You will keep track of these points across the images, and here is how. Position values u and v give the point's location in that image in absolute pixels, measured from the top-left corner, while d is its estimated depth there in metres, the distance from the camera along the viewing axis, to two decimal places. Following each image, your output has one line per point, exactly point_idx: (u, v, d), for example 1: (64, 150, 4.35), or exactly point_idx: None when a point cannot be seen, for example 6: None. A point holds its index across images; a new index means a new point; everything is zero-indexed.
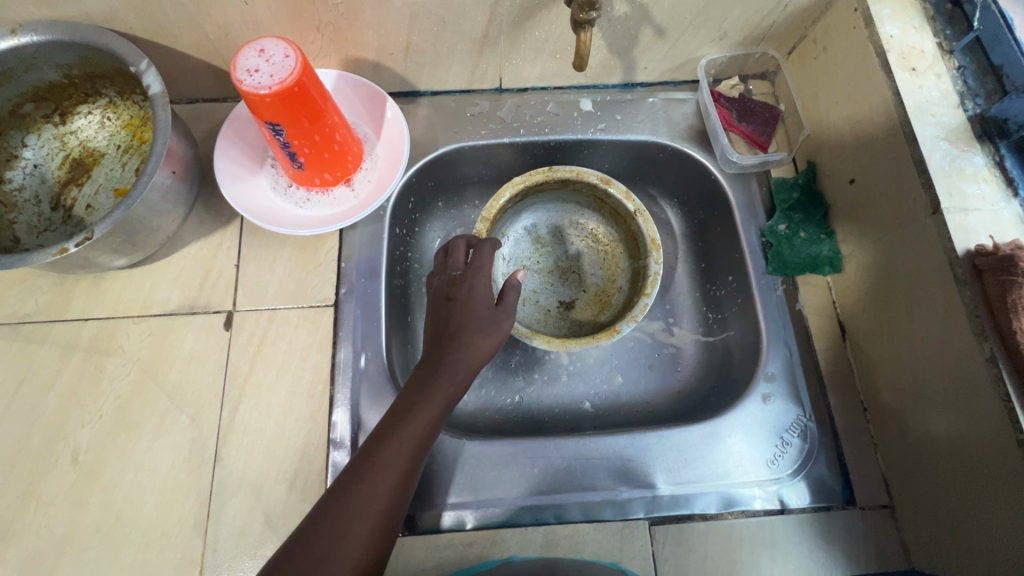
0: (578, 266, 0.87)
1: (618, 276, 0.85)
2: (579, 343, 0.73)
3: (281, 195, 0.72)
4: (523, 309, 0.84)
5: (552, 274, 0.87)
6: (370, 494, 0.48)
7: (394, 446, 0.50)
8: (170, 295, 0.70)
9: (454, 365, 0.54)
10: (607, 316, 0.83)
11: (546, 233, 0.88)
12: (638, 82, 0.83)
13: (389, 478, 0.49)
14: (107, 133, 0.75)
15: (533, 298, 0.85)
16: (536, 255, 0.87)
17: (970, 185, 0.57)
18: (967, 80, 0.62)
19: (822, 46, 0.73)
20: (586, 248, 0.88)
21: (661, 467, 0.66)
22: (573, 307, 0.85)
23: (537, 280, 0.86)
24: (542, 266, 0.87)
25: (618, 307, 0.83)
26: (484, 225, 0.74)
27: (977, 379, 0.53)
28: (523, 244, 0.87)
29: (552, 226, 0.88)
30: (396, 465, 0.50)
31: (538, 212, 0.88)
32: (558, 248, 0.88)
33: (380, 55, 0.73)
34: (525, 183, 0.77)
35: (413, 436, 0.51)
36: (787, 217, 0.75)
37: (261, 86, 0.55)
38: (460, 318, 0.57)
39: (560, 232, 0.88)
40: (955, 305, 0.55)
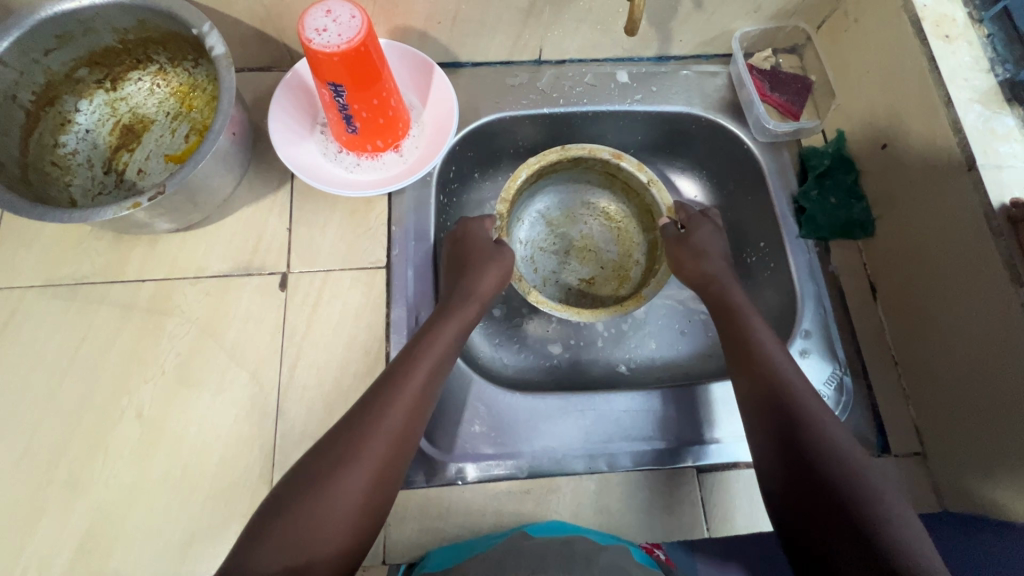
0: (592, 244, 0.90)
1: (633, 251, 0.88)
2: (609, 313, 0.75)
3: (332, 161, 0.74)
4: (545, 290, 0.86)
5: (569, 254, 0.89)
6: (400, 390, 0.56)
7: (416, 362, 0.59)
8: (225, 256, 0.71)
9: (464, 300, 0.66)
10: (627, 290, 0.86)
11: (558, 215, 0.90)
12: (671, 55, 0.86)
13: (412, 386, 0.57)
14: (156, 100, 0.76)
15: (553, 278, 0.88)
16: (551, 237, 0.89)
17: (1003, 144, 0.60)
18: (996, 47, 0.65)
19: (853, 18, 0.76)
20: (599, 226, 0.90)
21: (706, 418, 0.68)
22: (592, 284, 0.88)
23: (554, 261, 0.88)
24: (557, 247, 0.89)
25: (637, 280, 0.86)
26: (503, 208, 0.74)
27: (1015, 323, 0.56)
28: (538, 228, 0.89)
29: (564, 207, 0.90)
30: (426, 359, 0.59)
31: (549, 194, 0.89)
32: (572, 229, 0.90)
33: (428, 24, 0.75)
34: (540, 165, 0.77)
35: (436, 349, 0.60)
36: (819, 182, 0.78)
37: (331, 46, 0.57)
38: (467, 252, 0.70)
39: (572, 213, 0.90)
40: (995, 257, 0.58)
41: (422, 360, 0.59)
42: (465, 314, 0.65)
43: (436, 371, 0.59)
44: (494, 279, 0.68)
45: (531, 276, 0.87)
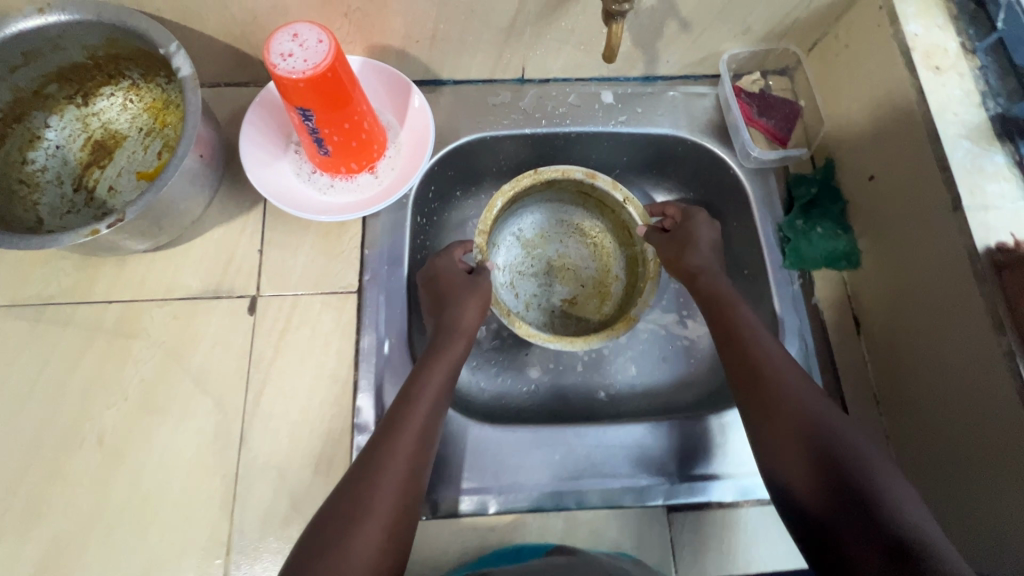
0: (569, 262, 0.88)
1: (611, 267, 0.87)
2: (600, 338, 0.74)
3: (305, 182, 0.72)
4: (528, 315, 0.84)
5: (548, 276, 0.87)
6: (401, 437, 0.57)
7: (406, 415, 0.58)
8: (194, 279, 0.70)
9: (446, 338, 0.65)
10: (611, 307, 0.85)
11: (533, 236, 0.88)
12: (659, 75, 0.83)
13: (409, 438, 0.57)
14: (129, 116, 0.74)
15: (535, 302, 0.86)
16: (528, 260, 0.87)
17: (990, 183, 0.58)
18: (989, 79, 0.63)
19: (845, 43, 0.73)
20: (575, 245, 0.88)
21: (678, 456, 0.67)
22: (574, 305, 0.86)
23: (534, 284, 0.86)
24: (535, 269, 0.87)
25: (619, 297, 0.85)
26: (483, 239, 0.73)
27: (995, 371, 0.54)
28: (514, 251, 0.87)
29: (538, 227, 0.88)
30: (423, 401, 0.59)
31: (523, 216, 0.87)
32: (548, 249, 0.88)
33: (406, 43, 0.73)
34: (515, 191, 0.77)
35: (430, 389, 0.61)
36: (805, 212, 0.76)
37: (295, 71, 0.56)
38: (447, 287, 0.69)
39: (547, 233, 0.88)
40: (976, 301, 0.56)
41: (418, 406, 0.59)
42: (449, 352, 0.64)
43: (431, 419, 0.59)
44: (475, 311, 0.68)
45: (513, 302, 0.85)
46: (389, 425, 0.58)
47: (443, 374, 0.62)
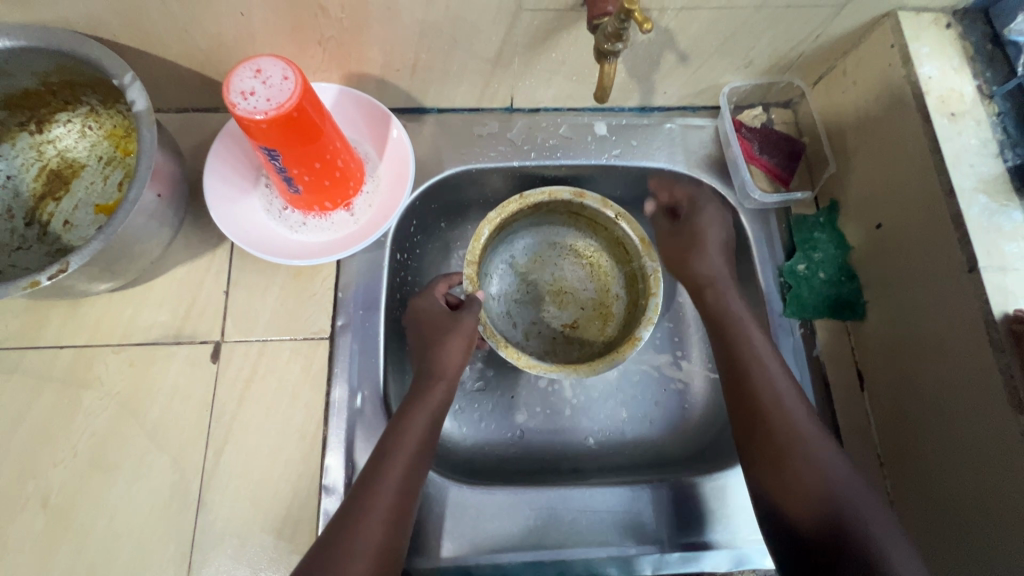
0: (566, 285, 0.81)
1: (610, 286, 0.80)
2: (606, 362, 0.68)
3: (275, 219, 0.68)
4: (528, 346, 0.77)
5: (545, 302, 0.80)
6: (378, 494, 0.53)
7: (383, 476, 0.54)
8: (153, 323, 0.65)
9: (426, 387, 0.61)
10: (615, 328, 0.78)
11: (526, 261, 0.81)
12: (655, 106, 0.79)
13: (385, 498, 0.53)
14: (87, 143, 0.70)
15: (534, 330, 0.78)
16: (522, 287, 0.80)
17: (1008, 243, 0.54)
18: (1008, 127, 0.59)
19: (852, 80, 0.69)
20: (571, 266, 0.81)
21: (669, 523, 0.64)
22: (577, 330, 0.79)
23: (531, 312, 0.79)
24: (531, 296, 0.80)
25: (622, 316, 0.78)
26: (473, 270, 0.67)
27: (1010, 450, 0.51)
28: (507, 280, 0.80)
29: (531, 252, 0.81)
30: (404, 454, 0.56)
31: (513, 242, 0.80)
32: (543, 273, 0.81)
33: (385, 71, 0.68)
34: (501, 217, 0.71)
35: (411, 440, 0.57)
36: (806, 256, 0.72)
37: (256, 112, 0.51)
38: (430, 327, 0.65)
39: (539, 258, 0.81)
40: (991, 372, 0.52)
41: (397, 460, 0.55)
42: (429, 401, 0.60)
43: (411, 472, 0.55)
44: (457, 353, 0.63)
45: (510, 333, 0.77)
46: (365, 490, 0.54)
47: (424, 424, 0.58)
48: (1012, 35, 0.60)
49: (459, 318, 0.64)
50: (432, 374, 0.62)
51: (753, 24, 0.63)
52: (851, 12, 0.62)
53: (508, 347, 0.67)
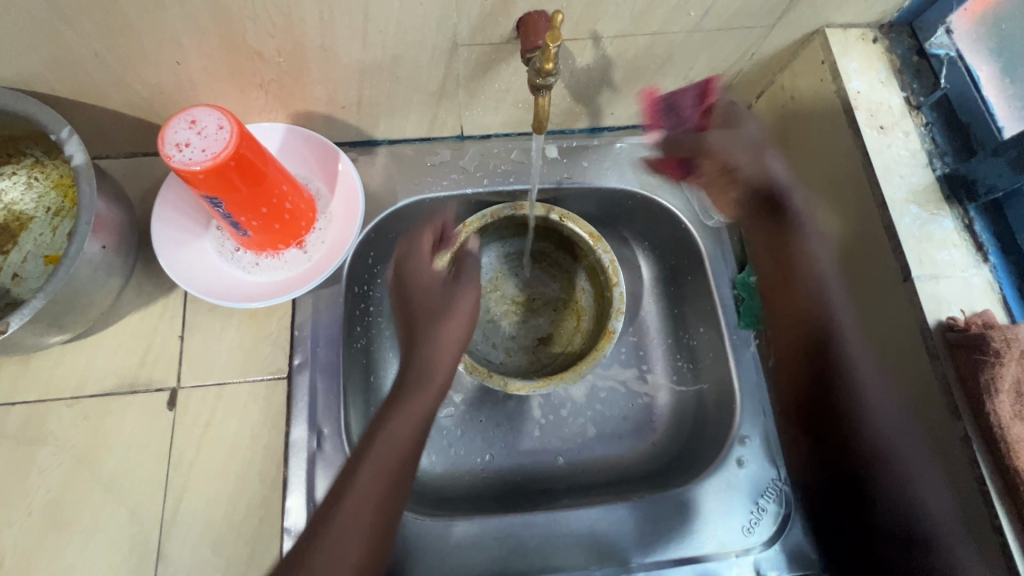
0: (532, 294, 0.81)
1: (574, 280, 0.80)
2: (589, 363, 0.69)
3: (228, 261, 0.68)
4: (513, 361, 0.78)
5: (517, 315, 0.80)
6: (354, 500, 0.53)
7: (356, 484, 0.54)
8: (107, 373, 0.65)
9: (414, 391, 0.60)
10: (590, 322, 0.78)
11: (488, 280, 0.81)
12: (605, 127, 0.80)
13: (366, 505, 0.53)
14: (34, 195, 0.69)
15: (514, 344, 0.79)
16: (491, 306, 0.80)
17: (940, 251, 0.56)
18: (936, 136, 0.61)
19: (790, 94, 0.71)
20: (532, 275, 0.82)
21: (635, 544, 0.65)
22: (556, 333, 0.79)
23: (507, 327, 0.79)
24: (502, 313, 0.80)
25: (593, 309, 0.78)
26: None
27: (953, 457, 0.53)
28: None
29: (490, 271, 0.81)
30: (387, 460, 0.55)
31: None
32: (509, 288, 0.81)
33: (331, 109, 0.69)
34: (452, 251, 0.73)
35: (400, 441, 0.57)
36: (758, 267, 0.73)
37: (193, 163, 0.51)
38: (421, 300, 0.66)
39: (499, 275, 0.81)
40: (930, 378, 0.54)
41: (369, 468, 0.55)
42: (422, 402, 0.60)
43: (390, 483, 0.55)
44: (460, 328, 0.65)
45: (493, 355, 0.77)
46: (338, 497, 0.54)
47: (410, 427, 0.58)
48: (934, 48, 0.63)
49: (452, 303, 0.66)
50: (442, 317, 0.65)
51: (688, 46, 0.64)
52: (781, 32, 0.64)
53: (492, 376, 0.69)
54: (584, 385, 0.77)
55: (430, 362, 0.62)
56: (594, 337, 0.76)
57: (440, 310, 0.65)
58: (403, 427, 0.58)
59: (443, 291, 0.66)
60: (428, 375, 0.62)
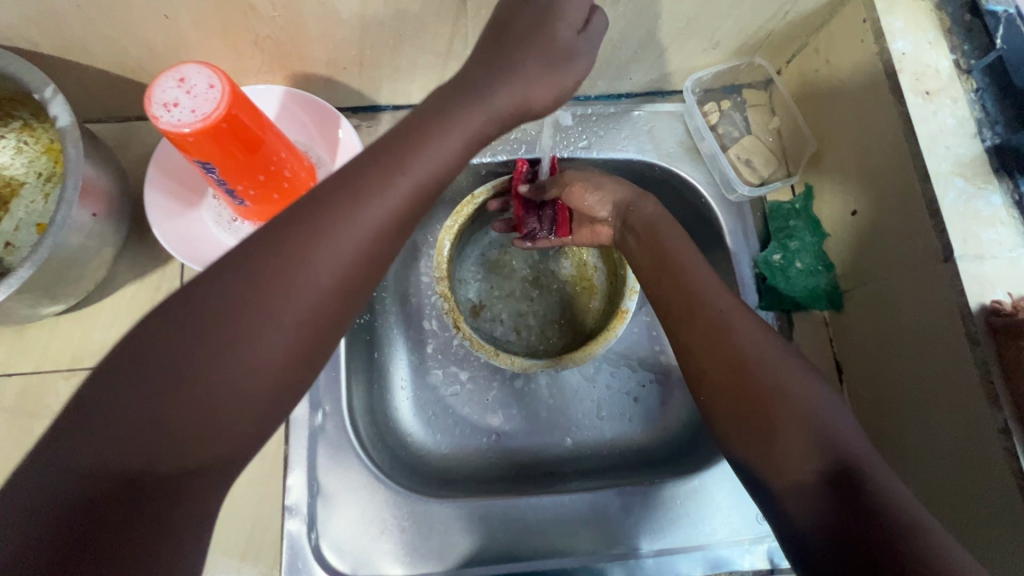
0: (542, 269, 0.77)
1: (586, 257, 0.77)
2: (600, 343, 0.66)
3: (225, 231, 0.65)
4: (521, 339, 0.75)
5: (525, 292, 0.77)
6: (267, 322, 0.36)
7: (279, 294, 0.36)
8: (104, 346, 0.63)
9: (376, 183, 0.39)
10: (602, 300, 0.75)
11: (495, 254, 0.77)
12: (623, 93, 0.75)
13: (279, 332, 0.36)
14: (25, 160, 0.66)
15: (523, 322, 0.76)
16: (497, 282, 0.77)
17: (985, 230, 0.52)
18: (986, 104, 0.56)
19: (825, 57, 0.65)
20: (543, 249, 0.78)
21: (643, 530, 0.63)
22: (566, 311, 0.76)
23: (515, 304, 0.76)
24: (509, 289, 0.77)
25: (606, 287, 0.75)
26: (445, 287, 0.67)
27: (987, 448, 0.49)
28: (480, 279, 0.76)
29: (498, 245, 0.78)
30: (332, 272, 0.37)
31: (477, 239, 0.77)
32: (517, 263, 0.77)
33: (331, 70, 0.65)
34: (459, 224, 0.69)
35: (355, 233, 0.38)
36: (782, 245, 0.69)
37: (181, 125, 0.48)
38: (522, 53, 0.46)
39: (507, 249, 0.78)
40: (968, 366, 0.50)
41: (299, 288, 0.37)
42: (350, 235, 0.38)
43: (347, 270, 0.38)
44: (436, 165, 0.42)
45: (500, 333, 0.75)
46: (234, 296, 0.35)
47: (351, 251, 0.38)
48: (991, 5, 0.57)
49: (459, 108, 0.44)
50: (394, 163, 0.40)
51: (716, 3, 0.59)
52: None
53: (499, 354, 0.66)
54: (594, 365, 0.75)
55: (387, 181, 0.40)
56: (606, 317, 0.73)
57: (389, 169, 0.40)
58: (334, 256, 0.37)
59: (412, 132, 0.42)
60: (390, 178, 0.40)
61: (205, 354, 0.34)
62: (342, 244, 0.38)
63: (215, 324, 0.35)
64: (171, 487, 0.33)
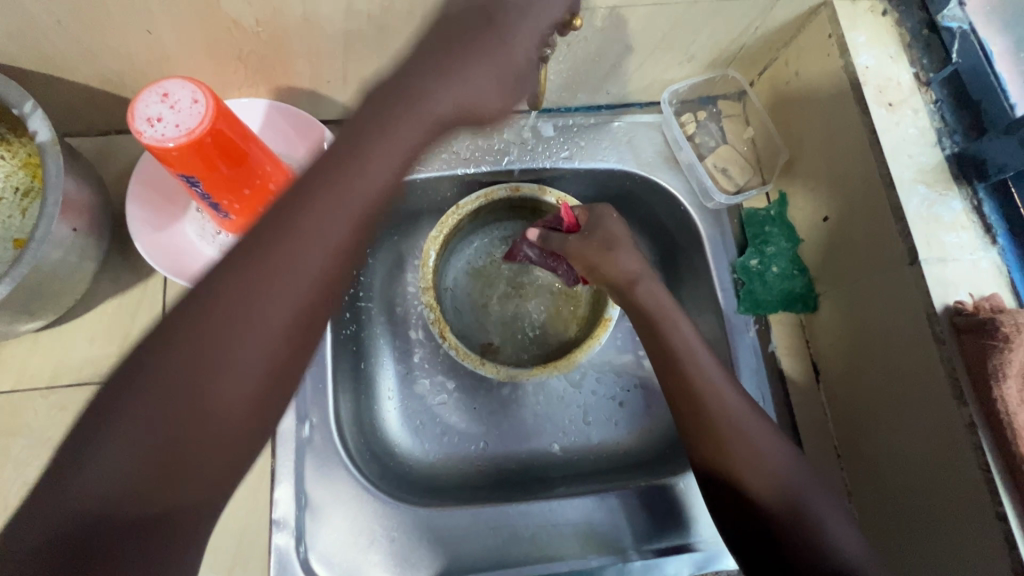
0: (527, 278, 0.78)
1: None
2: (584, 350, 0.68)
3: (209, 244, 0.65)
4: (507, 347, 0.76)
5: (511, 301, 0.77)
6: (238, 348, 0.39)
7: (251, 322, 0.39)
8: (85, 362, 0.62)
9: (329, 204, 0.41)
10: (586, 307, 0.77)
11: (481, 264, 0.78)
12: (603, 104, 0.77)
13: (253, 353, 0.39)
14: (1, 174, 0.65)
15: (509, 331, 0.76)
16: (483, 291, 0.77)
17: (948, 234, 0.54)
18: (945, 114, 0.59)
19: (795, 70, 0.68)
20: None
21: (631, 532, 0.64)
22: (551, 318, 0.77)
23: (501, 313, 0.77)
24: (495, 298, 0.77)
25: (590, 294, 0.76)
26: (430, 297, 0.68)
27: (954, 442, 0.51)
28: (466, 289, 0.77)
29: (484, 254, 0.78)
30: (298, 290, 0.41)
31: (463, 249, 0.77)
32: (503, 272, 0.78)
33: (315, 83, 0.65)
34: (443, 234, 0.70)
35: (316, 256, 0.41)
36: (758, 251, 0.71)
37: (166, 139, 0.48)
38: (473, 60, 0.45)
39: (493, 258, 0.78)
40: (935, 364, 0.53)
41: (269, 311, 0.40)
42: (309, 253, 0.41)
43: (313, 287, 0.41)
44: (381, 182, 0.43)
45: (486, 342, 0.76)
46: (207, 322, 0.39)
47: (315, 269, 0.41)
48: (946, 21, 0.60)
49: (400, 120, 0.44)
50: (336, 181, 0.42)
51: (690, 19, 0.61)
52: (787, 3, 0.61)
53: (485, 363, 0.67)
54: (580, 372, 0.76)
55: (339, 201, 0.42)
56: (590, 324, 0.74)
57: (337, 188, 0.42)
58: (300, 279, 0.40)
59: (348, 150, 0.43)
60: (343, 197, 0.42)
61: (186, 387, 0.37)
62: (306, 267, 0.41)
63: (194, 353, 0.38)
64: (162, 504, 0.37)
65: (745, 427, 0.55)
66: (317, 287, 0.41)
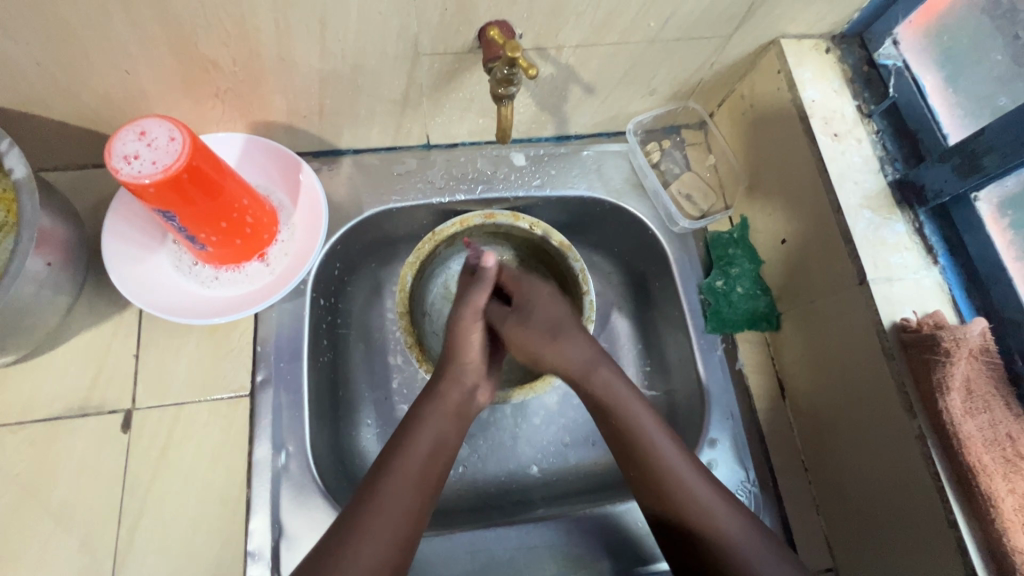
0: None
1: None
2: (559, 372, 0.69)
3: (186, 275, 0.66)
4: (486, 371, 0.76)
5: None
6: (371, 521, 0.52)
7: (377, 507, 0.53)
8: (57, 396, 0.62)
9: (413, 433, 0.58)
10: None
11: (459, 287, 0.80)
12: (572, 134, 0.80)
13: (383, 521, 0.52)
14: None
15: None
16: None
17: (893, 254, 0.58)
18: (886, 144, 0.63)
19: (750, 102, 0.73)
20: None
21: (608, 552, 0.64)
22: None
23: None
24: None
25: None
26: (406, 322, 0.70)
27: (908, 453, 0.54)
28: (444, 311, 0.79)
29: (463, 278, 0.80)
30: (402, 498, 0.54)
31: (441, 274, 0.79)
32: None
33: (292, 118, 0.67)
34: (420, 259, 0.72)
35: (413, 460, 0.56)
36: (723, 272, 0.74)
37: (142, 176, 0.49)
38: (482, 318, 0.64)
39: None
40: (887, 377, 0.56)
41: (391, 498, 0.53)
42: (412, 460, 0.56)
43: (420, 477, 0.56)
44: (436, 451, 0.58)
45: None
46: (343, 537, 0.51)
47: (411, 474, 0.55)
48: (882, 59, 0.66)
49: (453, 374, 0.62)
50: (401, 451, 0.56)
51: (649, 57, 0.65)
52: (738, 42, 0.65)
53: None
54: (556, 394, 0.77)
55: (412, 432, 0.58)
56: None
57: (409, 433, 0.58)
58: (407, 468, 0.55)
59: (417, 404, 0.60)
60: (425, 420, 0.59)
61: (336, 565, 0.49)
62: (401, 481, 0.54)
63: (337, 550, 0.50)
64: None
65: (682, 474, 0.56)
66: (418, 488, 0.55)
